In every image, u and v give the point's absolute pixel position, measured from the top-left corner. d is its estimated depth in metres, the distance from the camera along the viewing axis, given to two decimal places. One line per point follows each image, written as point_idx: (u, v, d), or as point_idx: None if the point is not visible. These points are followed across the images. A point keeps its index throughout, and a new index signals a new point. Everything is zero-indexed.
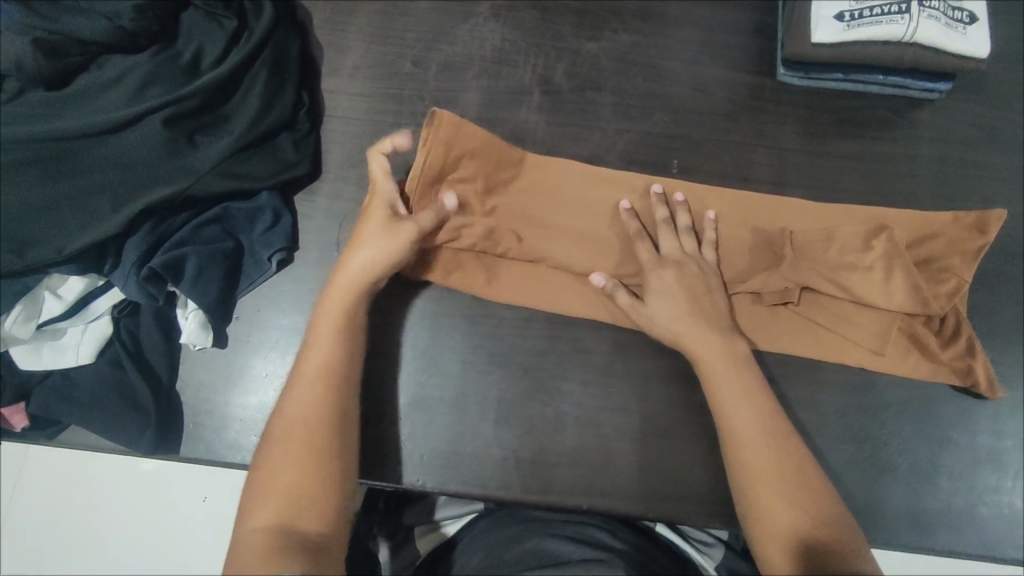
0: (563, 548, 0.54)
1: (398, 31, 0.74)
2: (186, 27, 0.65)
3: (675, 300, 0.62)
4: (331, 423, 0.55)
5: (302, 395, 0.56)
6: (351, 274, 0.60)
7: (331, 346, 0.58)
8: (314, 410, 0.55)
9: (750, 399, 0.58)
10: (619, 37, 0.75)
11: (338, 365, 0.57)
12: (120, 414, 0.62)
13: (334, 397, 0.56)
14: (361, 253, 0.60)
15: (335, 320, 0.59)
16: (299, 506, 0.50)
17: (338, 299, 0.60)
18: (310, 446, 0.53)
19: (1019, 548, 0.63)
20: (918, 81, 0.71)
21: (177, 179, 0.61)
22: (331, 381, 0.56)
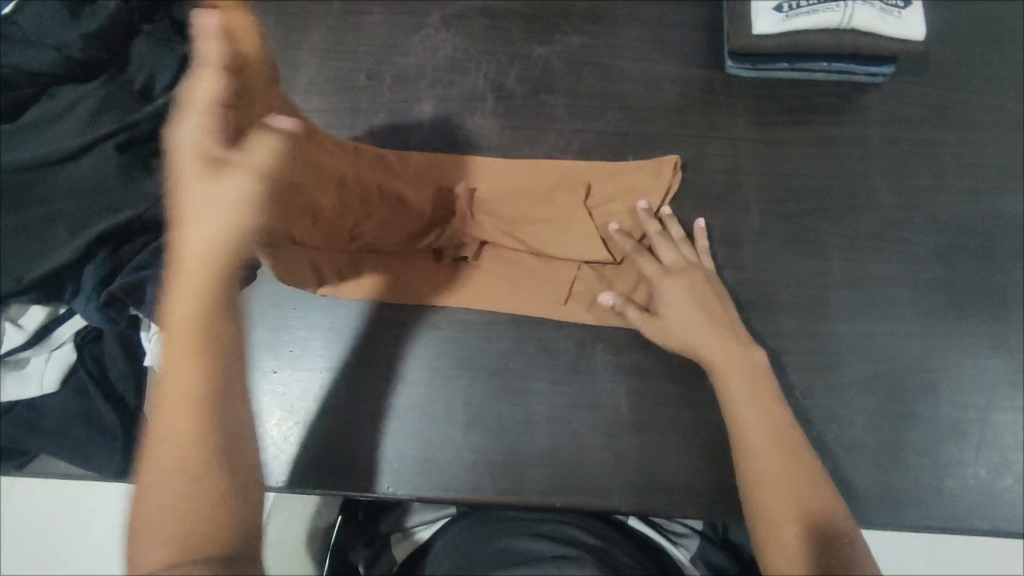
0: (533, 547, 0.54)
1: (351, 46, 0.76)
2: (137, 53, 0.66)
3: (688, 309, 0.62)
4: (206, 440, 0.42)
5: (166, 410, 0.42)
6: (194, 257, 0.42)
7: (182, 347, 0.42)
8: (186, 422, 0.42)
9: (767, 398, 0.57)
10: (569, 39, 0.76)
11: (205, 362, 0.42)
12: (91, 441, 0.63)
13: (213, 423, 0.42)
14: (202, 221, 0.41)
15: (188, 314, 0.42)
16: (182, 542, 0.39)
17: (191, 284, 0.42)
18: (188, 471, 0.41)
19: (988, 519, 0.63)
20: (859, 67, 0.72)
21: (133, 205, 0.62)
22: (196, 389, 0.42)
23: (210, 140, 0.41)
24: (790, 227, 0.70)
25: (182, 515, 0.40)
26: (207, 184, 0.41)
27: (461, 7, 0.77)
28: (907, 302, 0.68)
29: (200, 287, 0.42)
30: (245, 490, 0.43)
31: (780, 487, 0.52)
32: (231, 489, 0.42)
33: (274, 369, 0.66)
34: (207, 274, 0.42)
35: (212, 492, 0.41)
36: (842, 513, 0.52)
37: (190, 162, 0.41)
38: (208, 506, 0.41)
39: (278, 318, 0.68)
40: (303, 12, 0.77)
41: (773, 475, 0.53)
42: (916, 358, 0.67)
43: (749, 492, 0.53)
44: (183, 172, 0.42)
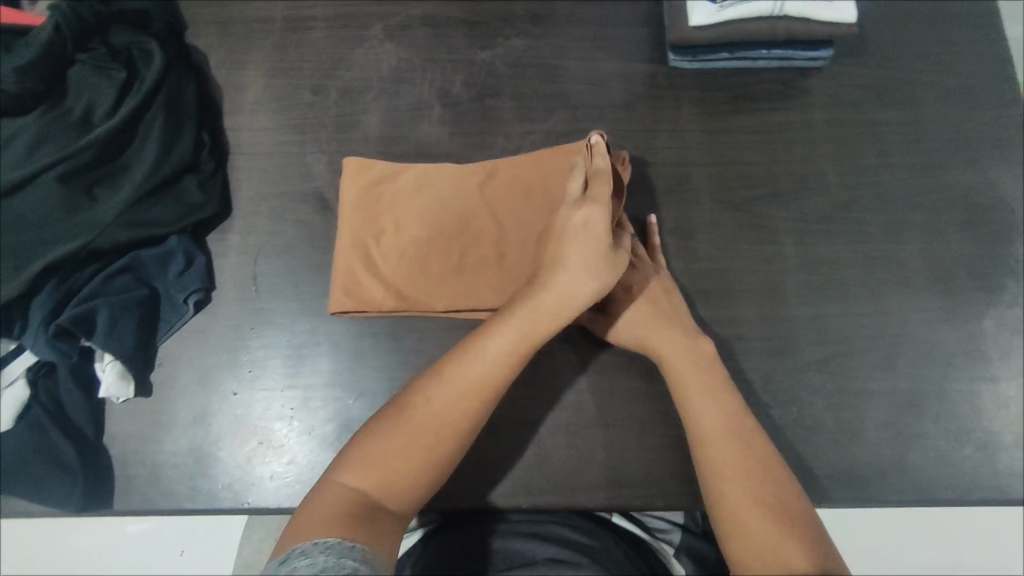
0: (530, 550, 0.58)
1: (295, 62, 0.76)
2: (75, 83, 0.65)
3: (638, 310, 0.63)
4: (452, 426, 0.52)
5: (463, 375, 0.53)
6: (555, 300, 0.56)
7: (491, 363, 0.54)
8: (451, 412, 0.52)
9: (722, 395, 0.58)
10: (512, 42, 0.76)
11: (503, 371, 0.54)
12: (47, 477, 0.61)
13: (467, 421, 0.52)
14: (589, 276, 0.57)
15: (541, 320, 0.56)
16: (389, 481, 0.49)
17: (549, 312, 0.56)
18: (428, 437, 0.51)
19: (951, 489, 0.64)
20: (798, 52, 0.73)
21: (79, 234, 0.62)
22: (481, 386, 0.53)
23: (606, 231, 0.58)
24: (741, 214, 0.71)
25: (399, 462, 0.50)
26: (576, 244, 0.57)
27: (404, 18, 0.77)
28: (858, 281, 0.69)
29: (527, 320, 0.55)
30: (438, 467, 0.51)
31: (736, 475, 0.53)
32: (439, 468, 0.51)
33: (234, 392, 0.66)
34: (545, 319, 0.56)
35: (431, 463, 0.51)
36: (798, 495, 0.52)
37: (575, 222, 0.58)
38: (424, 468, 0.50)
39: (235, 340, 0.67)
40: (245, 32, 0.77)
41: (726, 463, 0.53)
42: (871, 336, 0.67)
43: (705, 485, 0.54)
44: (573, 233, 0.58)
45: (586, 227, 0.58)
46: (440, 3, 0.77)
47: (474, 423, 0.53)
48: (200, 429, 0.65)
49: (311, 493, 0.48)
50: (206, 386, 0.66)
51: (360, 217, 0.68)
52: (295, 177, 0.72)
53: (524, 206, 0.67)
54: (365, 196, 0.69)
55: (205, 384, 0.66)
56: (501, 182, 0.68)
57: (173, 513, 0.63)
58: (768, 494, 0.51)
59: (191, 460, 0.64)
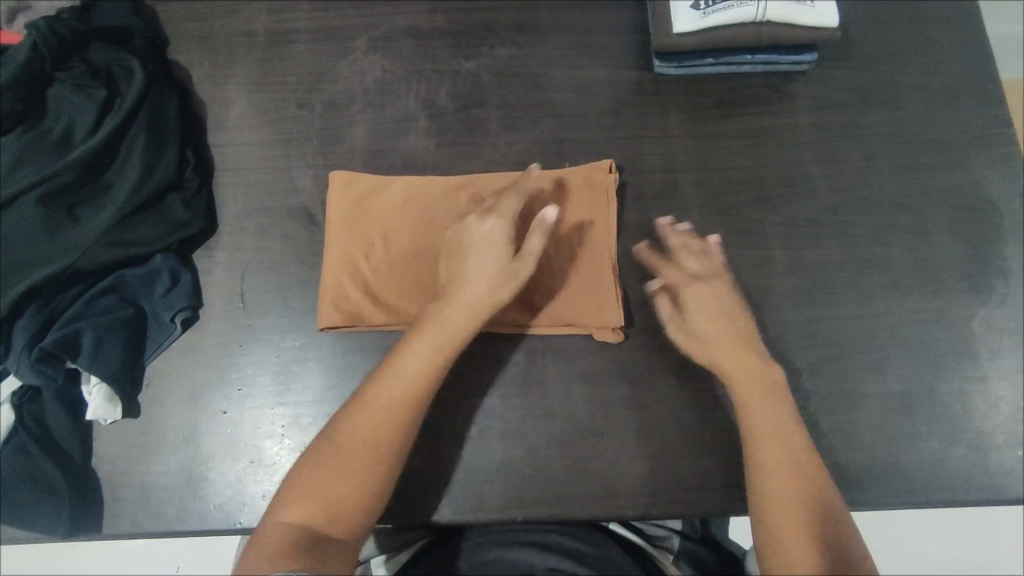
0: (531, 559, 0.55)
1: (279, 76, 0.75)
2: (55, 103, 0.65)
3: (716, 322, 0.62)
4: (381, 439, 0.54)
5: (382, 393, 0.55)
6: (466, 308, 0.59)
7: (410, 375, 0.56)
8: (377, 426, 0.54)
9: (786, 421, 0.57)
10: (497, 52, 0.76)
11: (428, 378, 0.56)
12: (34, 503, 0.60)
13: (394, 429, 0.55)
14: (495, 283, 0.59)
15: (457, 325, 0.58)
16: (328, 508, 0.51)
17: (464, 320, 0.58)
18: (358, 456, 0.53)
19: (946, 490, 0.64)
20: (782, 56, 0.73)
21: (61, 256, 0.61)
22: (404, 396, 0.55)
23: (506, 234, 0.60)
24: (729, 219, 0.71)
25: (336, 487, 0.52)
26: (479, 250, 0.60)
27: (387, 29, 0.77)
28: (847, 284, 0.69)
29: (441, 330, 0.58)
30: (380, 478, 0.53)
31: (790, 502, 0.53)
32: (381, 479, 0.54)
33: (224, 410, 0.65)
34: (461, 326, 0.58)
35: (369, 477, 0.53)
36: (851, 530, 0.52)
37: (478, 232, 0.61)
38: (365, 484, 0.53)
39: (224, 358, 0.66)
40: (227, 46, 0.76)
41: (782, 494, 0.54)
42: (861, 339, 0.68)
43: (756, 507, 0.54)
44: (478, 241, 0.61)
45: (489, 235, 0.60)
46: (423, 14, 0.77)
47: (403, 431, 0.55)
48: (191, 448, 0.64)
49: (252, 536, 0.50)
50: (195, 405, 0.65)
51: (350, 232, 0.68)
52: (281, 191, 0.71)
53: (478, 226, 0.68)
54: (356, 213, 0.69)
55: (194, 403, 0.65)
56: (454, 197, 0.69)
57: (164, 534, 0.62)
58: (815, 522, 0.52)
59: (182, 480, 0.63)
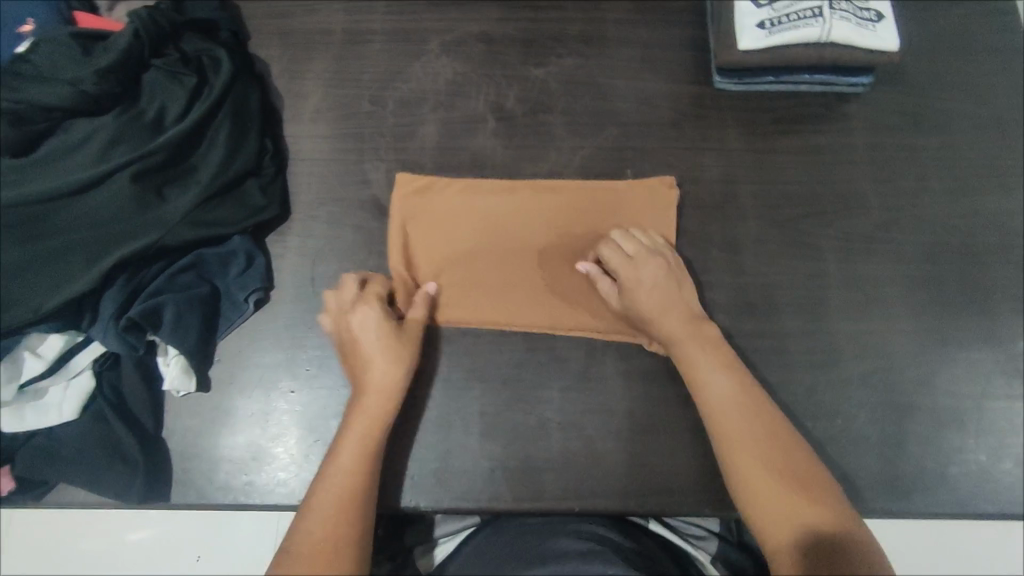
0: (562, 543, 0.59)
1: (354, 73, 0.78)
2: (149, 87, 0.68)
3: (654, 288, 0.65)
4: (345, 524, 0.55)
5: (327, 486, 0.57)
6: (376, 396, 0.62)
7: (347, 461, 0.58)
8: (332, 513, 0.55)
9: (746, 398, 0.60)
10: (564, 61, 0.79)
11: (355, 473, 0.58)
12: (109, 468, 0.63)
13: (349, 514, 0.56)
14: (394, 361, 0.63)
15: (369, 420, 0.61)
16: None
17: (367, 408, 0.61)
18: (326, 559, 0.52)
19: (993, 503, 0.66)
20: (840, 77, 0.76)
21: (149, 232, 0.64)
22: (348, 491, 0.57)
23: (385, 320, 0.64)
24: (785, 231, 0.73)
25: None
26: (367, 340, 0.63)
27: (459, 34, 0.80)
28: (898, 299, 0.71)
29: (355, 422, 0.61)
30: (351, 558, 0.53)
31: (758, 473, 0.56)
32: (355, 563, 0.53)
33: (291, 389, 0.67)
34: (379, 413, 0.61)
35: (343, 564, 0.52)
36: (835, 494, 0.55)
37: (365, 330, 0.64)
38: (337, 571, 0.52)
39: (292, 338, 0.69)
40: (306, 43, 0.79)
41: (751, 464, 0.57)
42: (912, 352, 0.69)
43: (738, 492, 0.57)
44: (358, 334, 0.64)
45: (362, 326, 0.63)
46: (494, 22, 0.80)
47: (360, 511, 0.56)
48: (260, 425, 0.66)
49: None
50: (266, 384, 0.67)
51: (433, 232, 0.72)
52: (353, 183, 0.74)
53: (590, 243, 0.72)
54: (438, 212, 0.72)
55: (263, 382, 0.67)
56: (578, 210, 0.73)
57: (229, 507, 0.64)
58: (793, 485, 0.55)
59: (249, 455, 0.65)
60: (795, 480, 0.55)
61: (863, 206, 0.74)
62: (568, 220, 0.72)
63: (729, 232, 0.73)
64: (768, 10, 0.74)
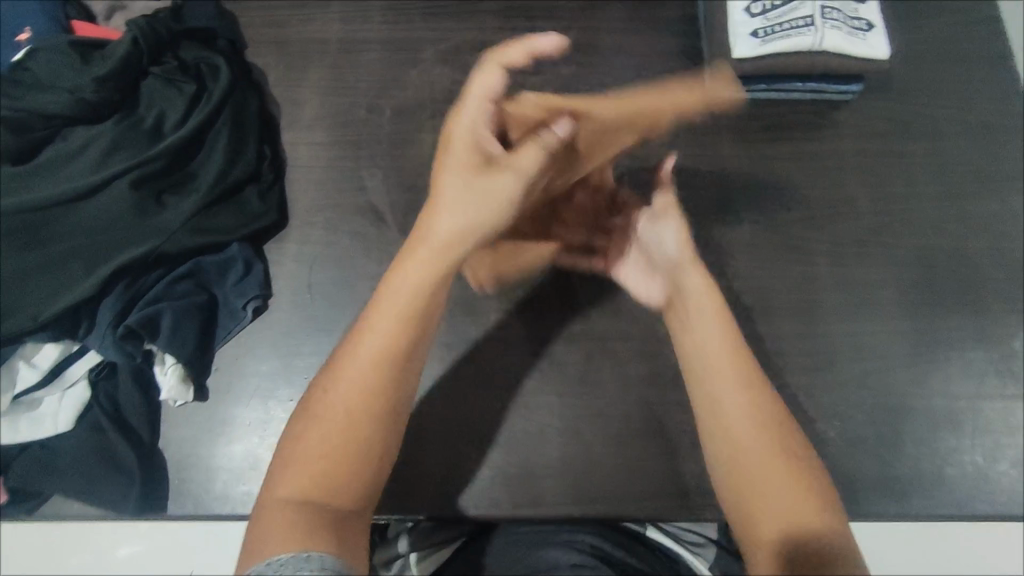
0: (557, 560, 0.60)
1: (351, 82, 0.78)
2: (146, 94, 0.68)
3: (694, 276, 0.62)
4: (360, 433, 0.52)
5: (344, 383, 0.53)
6: (426, 279, 0.55)
7: (374, 365, 0.53)
8: (345, 420, 0.52)
9: (757, 396, 0.56)
10: (559, 69, 0.80)
11: (407, 327, 0.54)
12: (104, 479, 0.63)
13: (371, 420, 0.52)
14: (473, 212, 0.55)
15: (421, 279, 0.55)
16: (334, 473, 0.50)
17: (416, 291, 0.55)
18: (358, 417, 0.52)
19: (987, 503, 0.66)
20: (830, 85, 0.77)
21: (147, 239, 0.64)
22: (366, 394, 0.53)
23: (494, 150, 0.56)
24: (780, 236, 0.74)
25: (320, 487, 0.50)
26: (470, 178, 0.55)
27: (455, 43, 0.80)
28: (892, 302, 0.72)
29: (403, 304, 0.55)
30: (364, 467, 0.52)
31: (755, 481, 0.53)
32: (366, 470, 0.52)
33: (289, 398, 0.67)
34: (418, 302, 0.55)
35: (354, 479, 0.51)
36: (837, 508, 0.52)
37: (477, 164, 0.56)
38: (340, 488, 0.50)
39: (290, 345, 0.68)
40: (302, 52, 0.79)
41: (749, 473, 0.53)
42: (906, 355, 0.70)
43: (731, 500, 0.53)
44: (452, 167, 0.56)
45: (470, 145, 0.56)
46: (490, 30, 0.81)
47: (381, 430, 0.53)
48: (257, 434, 0.66)
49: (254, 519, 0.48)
50: (264, 394, 0.67)
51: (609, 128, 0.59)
52: (350, 190, 0.74)
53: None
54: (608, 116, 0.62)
55: (261, 391, 0.67)
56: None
57: (226, 517, 0.64)
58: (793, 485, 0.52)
59: (247, 464, 0.65)
60: (793, 476, 0.52)
61: (856, 211, 0.75)
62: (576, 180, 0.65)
63: (724, 238, 0.74)
64: (761, 20, 0.75)
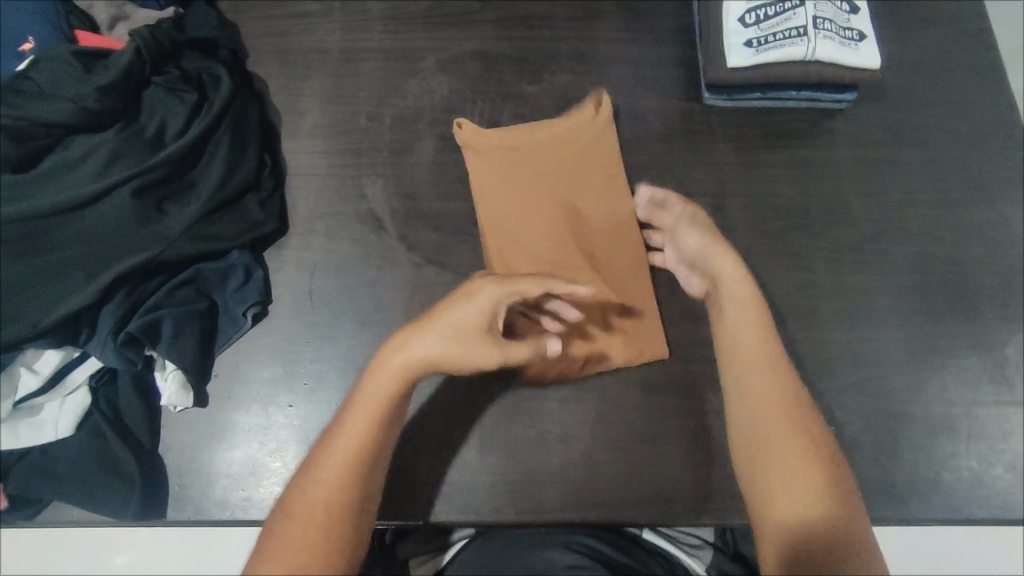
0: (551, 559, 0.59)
1: (352, 90, 0.79)
2: (148, 104, 0.69)
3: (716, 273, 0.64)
4: (349, 503, 0.53)
5: (332, 455, 0.54)
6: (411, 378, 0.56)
7: (359, 449, 0.54)
8: (329, 494, 0.52)
9: (794, 400, 0.57)
10: (557, 78, 0.81)
11: (383, 420, 0.55)
12: (103, 486, 0.63)
13: (350, 490, 0.53)
14: (461, 359, 0.57)
15: (405, 372, 0.56)
16: (318, 537, 0.51)
17: (398, 384, 0.56)
18: (347, 484, 0.53)
19: (983, 508, 0.67)
20: (826, 94, 0.78)
21: (149, 246, 0.64)
22: (352, 465, 0.54)
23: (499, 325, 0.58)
24: (776, 244, 0.75)
25: (306, 552, 0.50)
26: (471, 341, 0.56)
27: (454, 52, 0.81)
28: (887, 308, 0.73)
29: (388, 396, 0.55)
30: (344, 535, 0.52)
31: (777, 455, 0.55)
32: (350, 541, 0.52)
33: (290, 403, 0.67)
34: (400, 391, 0.56)
35: (339, 546, 0.51)
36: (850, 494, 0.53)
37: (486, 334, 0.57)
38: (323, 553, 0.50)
39: (291, 351, 0.69)
40: (303, 62, 0.80)
41: (773, 448, 0.55)
42: (901, 361, 0.71)
43: (747, 465, 0.56)
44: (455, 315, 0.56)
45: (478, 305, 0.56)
46: (488, 40, 0.82)
47: (360, 503, 0.53)
48: (256, 440, 0.66)
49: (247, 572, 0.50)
50: (265, 399, 0.67)
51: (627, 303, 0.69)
52: (350, 198, 0.75)
53: (565, 121, 0.75)
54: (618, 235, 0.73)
55: (262, 396, 0.67)
56: (592, 159, 0.75)
57: (226, 523, 0.64)
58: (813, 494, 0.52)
59: (246, 469, 0.65)
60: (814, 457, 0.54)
61: (852, 218, 0.76)
62: (573, 217, 0.73)
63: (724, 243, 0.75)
64: (755, 30, 0.76)
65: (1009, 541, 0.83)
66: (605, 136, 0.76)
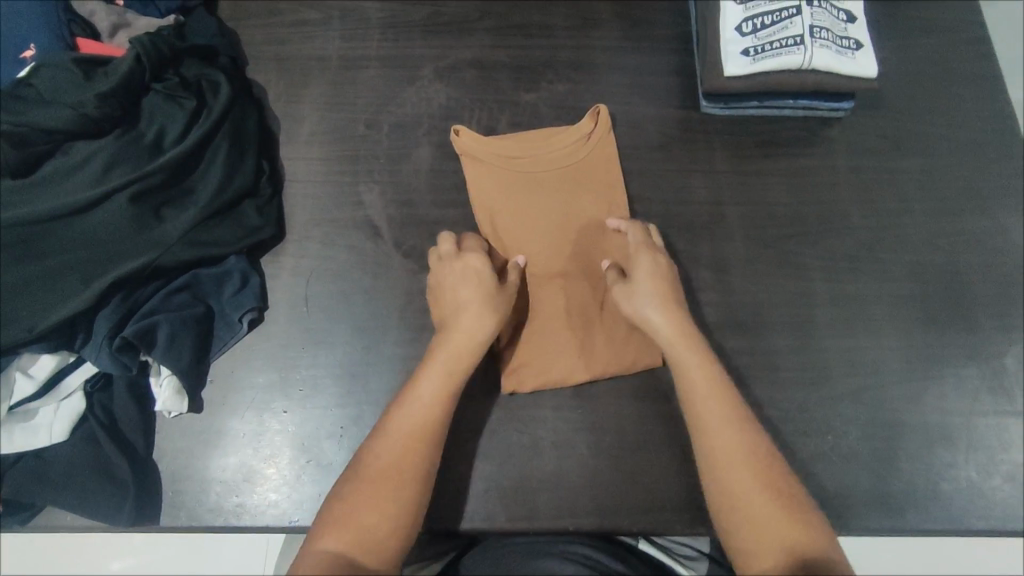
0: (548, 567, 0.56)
1: (351, 97, 0.80)
2: (148, 110, 0.69)
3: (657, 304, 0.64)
4: (412, 474, 0.55)
5: (397, 428, 0.57)
6: (450, 352, 0.61)
7: (418, 424, 0.57)
8: (391, 467, 0.55)
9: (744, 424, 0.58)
10: (555, 86, 0.81)
11: (446, 394, 0.59)
12: (97, 491, 0.63)
13: (415, 460, 0.56)
14: (475, 325, 0.62)
15: (454, 347, 0.61)
16: (384, 504, 0.53)
17: (457, 352, 0.61)
18: (412, 456, 0.56)
19: (982, 519, 0.66)
20: (823, 103, 0.78)
21: (146, 251, 0.65)
22: (419, 434, 0.57)
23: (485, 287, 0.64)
24: (773, 252, 0.75)
25: (367, 518, 0.52)
26: (475, 303, 0.63)
27: (453, 60, 0.81)
28: (885, 317, 0.72)
29: (444, 369, 0.60)
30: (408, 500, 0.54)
31: (744, 485, 0.54)
32: (411, 508, 0.54)
33: (284, 410, 0.67)
34: (446, 365, 0.60)
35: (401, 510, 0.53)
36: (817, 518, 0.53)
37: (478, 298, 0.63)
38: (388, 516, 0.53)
39: (286, 358, 0.69)
40: (302, 69, 0.81)
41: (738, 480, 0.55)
42: (899, 370, 0.70)
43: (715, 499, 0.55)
44: (457, 281, 0.64)
45: (468, 271, 0.64)
46: (486, 48, 0.82)
47: (422, 472, 0.56)
48: (250, 446, 0.66)
49: (298, 558, 0.51)
50: (260, 405, 0.67)
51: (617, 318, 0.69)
52: (347, 205, 0.75)
53: (565, 132, 0.75)
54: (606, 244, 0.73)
55: (257, 402, 0.68)
56: (592, 167, 0.75)
57: (219, 529, 0.64)
58: (789, 529, 0.51)
59: (240, 476, 0.65)
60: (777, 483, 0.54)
61: (849, 226, 0.76)
62: (570, 228, 0.73)
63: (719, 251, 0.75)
64: (752, 38, 0.76)
65: (1009, 552, 0.82)
66: (608, 145, 0.76)
